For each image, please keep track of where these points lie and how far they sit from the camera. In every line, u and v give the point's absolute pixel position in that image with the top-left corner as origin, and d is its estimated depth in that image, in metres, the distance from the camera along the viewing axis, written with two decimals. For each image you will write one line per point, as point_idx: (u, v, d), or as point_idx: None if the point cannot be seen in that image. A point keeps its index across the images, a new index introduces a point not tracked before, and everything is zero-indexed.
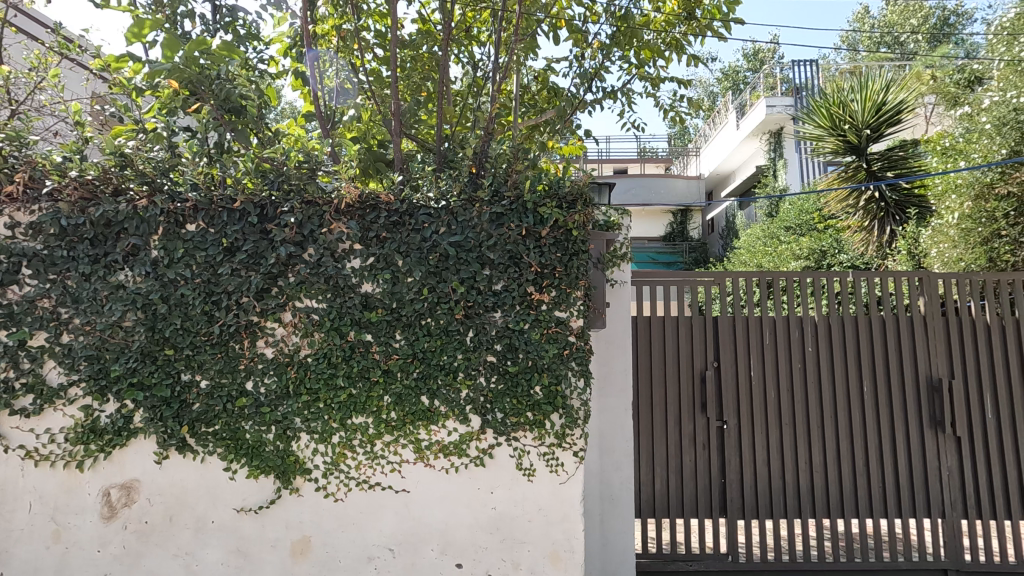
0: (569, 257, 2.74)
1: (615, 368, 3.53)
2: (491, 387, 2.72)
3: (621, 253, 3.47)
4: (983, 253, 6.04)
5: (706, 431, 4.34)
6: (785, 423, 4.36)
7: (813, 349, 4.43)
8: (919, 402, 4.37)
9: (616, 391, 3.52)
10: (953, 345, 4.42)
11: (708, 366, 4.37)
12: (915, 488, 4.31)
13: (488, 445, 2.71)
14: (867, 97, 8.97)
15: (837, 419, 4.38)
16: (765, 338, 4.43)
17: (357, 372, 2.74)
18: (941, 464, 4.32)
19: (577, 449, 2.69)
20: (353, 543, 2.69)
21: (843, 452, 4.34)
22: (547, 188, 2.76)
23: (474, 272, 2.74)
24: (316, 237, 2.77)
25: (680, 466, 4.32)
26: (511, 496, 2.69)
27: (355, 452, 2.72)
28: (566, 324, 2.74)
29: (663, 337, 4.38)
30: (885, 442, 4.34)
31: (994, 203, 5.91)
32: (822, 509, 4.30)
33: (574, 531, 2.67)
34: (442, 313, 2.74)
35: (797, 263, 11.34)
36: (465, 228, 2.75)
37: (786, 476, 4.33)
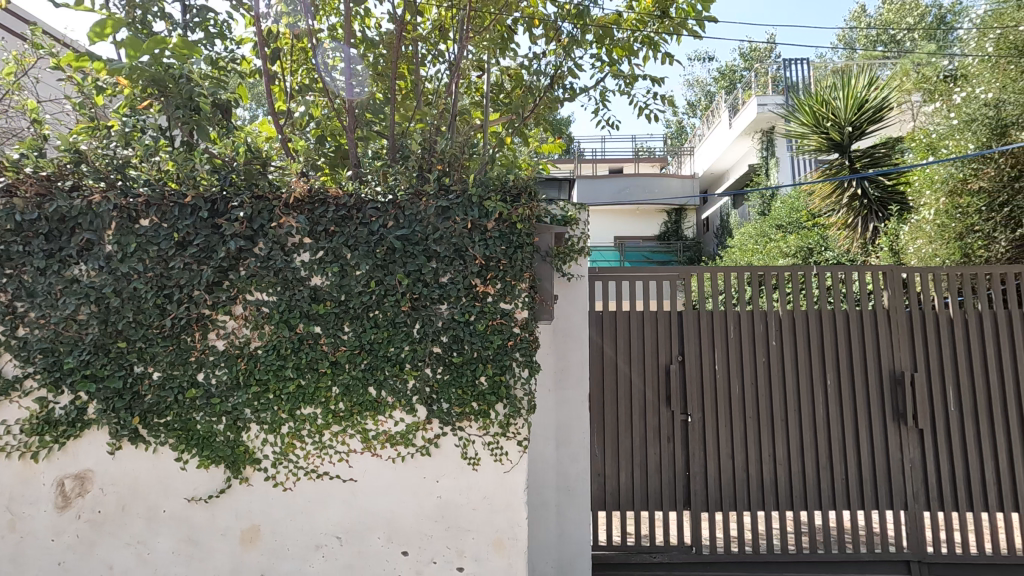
0: (513, 250, 2.79)
1: (572, 361, 3.58)
2: (437, 378, 2.76)
3: (578, 247, 3.53)
4: (957, 249, 6.08)
5: (671, 424, 4.40)
6: (749, 416, 4.41)
7: (777, 343, 4.48)
8: (882, 395, 4.43)
9: (573, 384, 3.55)
10: (916, 339, 4.47)
11: (673, 360, 4.43)
12: (878, 480, 4.36)
13: (434, 434, 2.76)
14: (850, 94, 9.00)
15: (801, 412, 4.43)
16: (730, 332, 4.48)
17: (306, 364, 2.79)
18: (904, 456, 4.37)
19: (521, 438, 2.74)
20: (302, 532, 2.74)
21: (806, 445, 4.39)
22: (492, 182, 2.81)
23: (420, 265, 2.79)
24: (266, 231, 2.82)
25: (645, 459, 4.37)
26: (456, 485, 2.74)
27: (304, 442, 2.77)
28: (510, 316, 2.78)
29: (629, 331, 4.44)
30: (848, 434, 4.39)
31: (967, 198, 5.93)
32: (785, 502, 4.35)
33: (518, 519, 2.72)
34: (389, 306, 2.78)
35: (785, 260, 11.46)
36: (413, 222, 2.80)
37: (751, 469, 4.38)
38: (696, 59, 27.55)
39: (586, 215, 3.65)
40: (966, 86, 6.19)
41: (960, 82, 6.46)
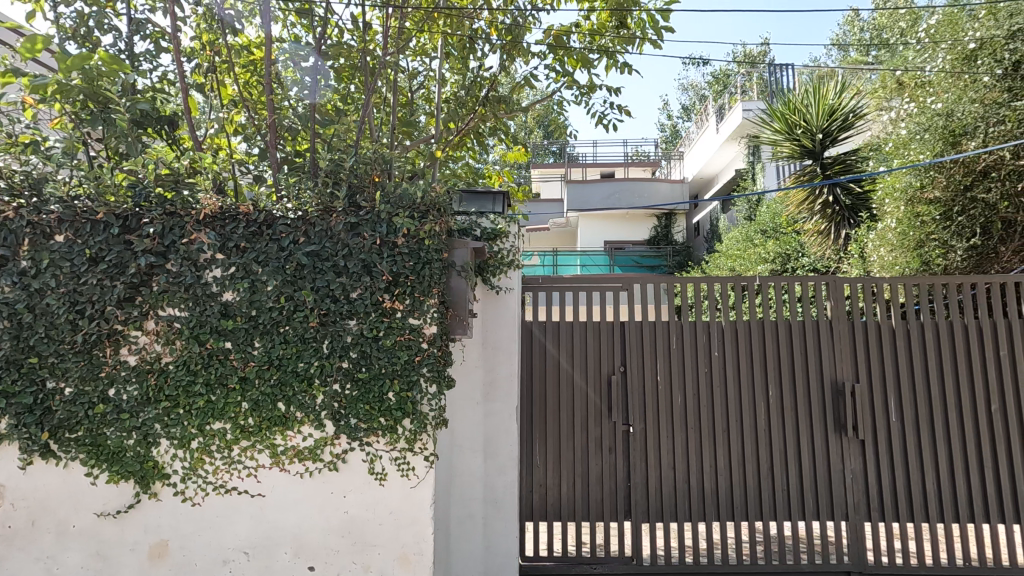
0: (421, 266, 2.81)
1: (501, 373, 3.60)
2: (345, 393, 2.78)
3: (507, 260, 3.65)
4: (916, 258, 6.11)
5: (613, 434, 4.42)
6: (691, 426, 4.42)
7: (720, 354, 4.50)
8: (824, 405, 4.44)
9: (502, 396, 3.57)
10: (858, 348, 4.49)
11: (615, 370, 4.46)
12: (819, 490, 4.36)
13: (342, 450, 2.77)
14: (821, 101, 9.01)
15: (743, 423, 4.44)
16: (673, 343, 4.50)
17: (216, 379, 2.81)
18: (845, 466, 4.38)
19: (428, 453, 2.76)
20: (210, 547, 2.76)
21: (747, 454, 4.40)
22: (400, 198, 2.83)
23: (329, 281, 2.81)
24: (177, 247, 2.84)
25: (587, 470, 4.39)
26: (363, 499, 2.75)
27: (213, 457, 2.79)
28: (419, 331, 2.80)
29: (571, 341, 4.48)
30: (789, 445, 4.40)
31: (924, 207, 5.91)
32: (726, 512, 4.36)
33: (424, 534, 2.73)
34: (299, 322, 2.80)
35: (764, 265, 11.52)
36: (323, 238, 2.83)
37: (691, 479, 4.38)
38: (688, 63, 27.61)
39: (515, 228, 3.77)
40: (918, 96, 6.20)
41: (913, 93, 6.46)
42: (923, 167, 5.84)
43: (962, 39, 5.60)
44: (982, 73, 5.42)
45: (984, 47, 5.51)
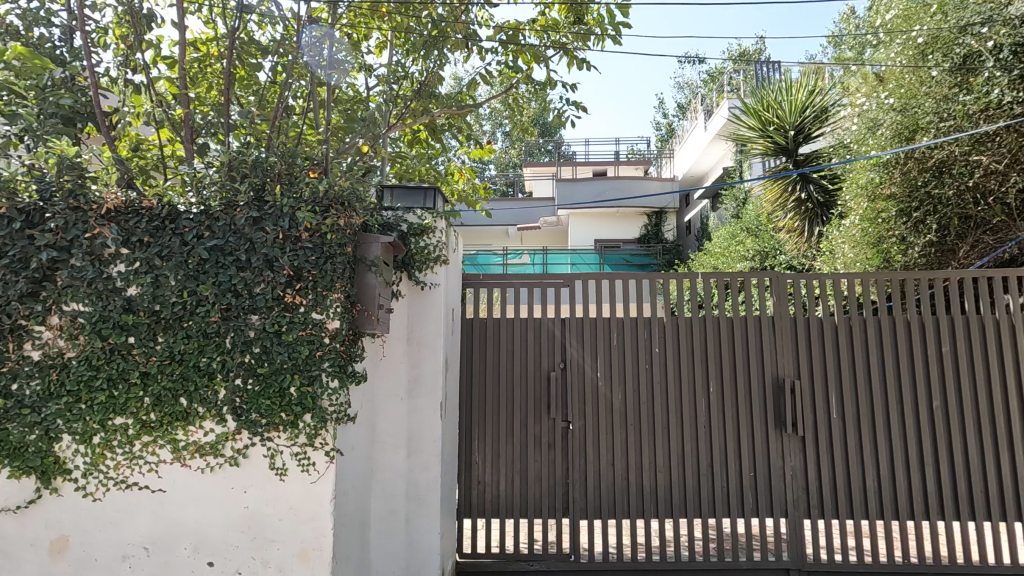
0: (323, 260, 2.79)
1: (425, 369, 3.58)
2: (247, 388, 2.76)
3: (433, 255, 3.62)
4: (876, 254, 6.08)
5: (552, 431, 4.41)
6: (630, 422, 4.40)
7: (661, 350, 4.47)
8: (765, 402, 4.41)
9: (426, 392, 3.55)
10: (800, 345, 4.46)
11: (555, 367, 4.44)
12: (759, 487, 4.34)
13: (243, 445, 2.76)
14: (795, 98, 8.97)
15: (682, 419, 4.41)
16: (614, 339, 4.47)
17: (118, 374, 2.78)
18: (785, 463, 4.36)
19: (328, 448, 2.75)
20: (109, 542, 2.77)
21: (688, 450, 4.38)
22: (304, 193, 2.83)
23: (231, 276, 2.78)
24: (80, 241, 2.82)
25: (525, 467, 4.38)
26: (263, 495, 2.74)
27: (114, 453, 2.78)
28: (321, 326, 2.78)
29: (512, 337, 4.47)
30: (729, 442, 4.38)
31: (883, 203, 5.85)
32: (664, 509, 4.33)
33: (324, 530, 2.71)
34: (201, 316, 2.78)
35: (743, 263, 11.56)
36: (227, 232, 2.81)
37: (630, 476, 4.36)
38: (682, 60, 27.56)
39: (443, 224, 3.75)
40: (870, 93, 6.14)
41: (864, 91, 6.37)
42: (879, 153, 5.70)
43: (911, 33, 5.50)
44: (930, 67, 5.32)
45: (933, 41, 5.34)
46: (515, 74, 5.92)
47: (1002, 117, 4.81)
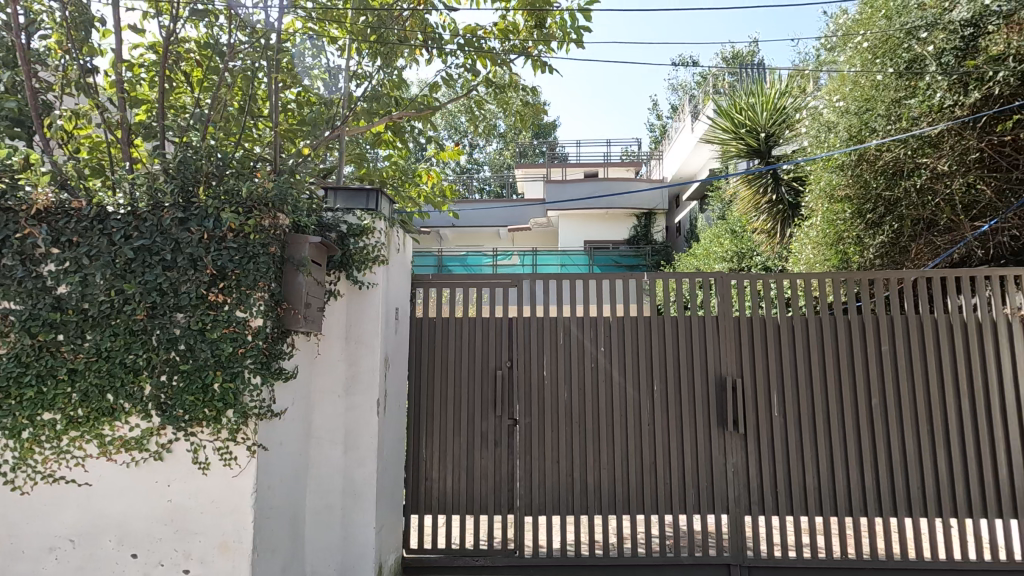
0: (246, 260, 2.87)
1: (363, 366, 3.66)
2: (172, 384, 2.82)
3: (371, 255, 3.69)
4: (835, 255, 6.18)
5: (498, 428, 4.47)
6: (575, 420, 4.46)
7: (606, 349, 4.51)
8: (708, 400, 4.46)
9: (363, 389, 3.63)
10: (743, 344, 4.52)
11: (501, 365, 4.50)
12: (701, 484, 4.40)
13: (167, 440, 2.84)
14: (766, 101, 9.06)
15: (627, 417, 4.46)
16: (559, 338, 4.52)
17: (47, 371, 2.82)
18: (727, 460, 4.43)
19: (250, 443, 2.83)
20: (37, 534, 2.86)
21: (631, 447, 4.43)
22: (229, 195, 2.91)
23: (157, 276, 2.85)
24: (10, 241, 2.87)
25: (471, 464, 4.45)
26: (186, 488, 2.83)
27: (41, 447, 2.84)
28: (243, 324, 2.86)
29: (459, 336, 4.54)
30: (672, 439, 4.43)
31: (838, 204, 5.93)
32: (608, 506, 4.39)
33: (244, 522, 2.78)
34: (127, 314, 2.84)
35: (722, 264, 11.67)
36: (154, 232, 2.87)
37: (575, 473, 4.42)
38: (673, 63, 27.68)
39: (382, 224, 3.83)
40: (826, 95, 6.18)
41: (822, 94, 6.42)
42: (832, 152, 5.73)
43: (859, 37, 5.49)
44: (876, 71, 5.29)
45: (880, 45, 5.28)
46: (474, 77, 6.05)
47: (942, 120, 4.82)
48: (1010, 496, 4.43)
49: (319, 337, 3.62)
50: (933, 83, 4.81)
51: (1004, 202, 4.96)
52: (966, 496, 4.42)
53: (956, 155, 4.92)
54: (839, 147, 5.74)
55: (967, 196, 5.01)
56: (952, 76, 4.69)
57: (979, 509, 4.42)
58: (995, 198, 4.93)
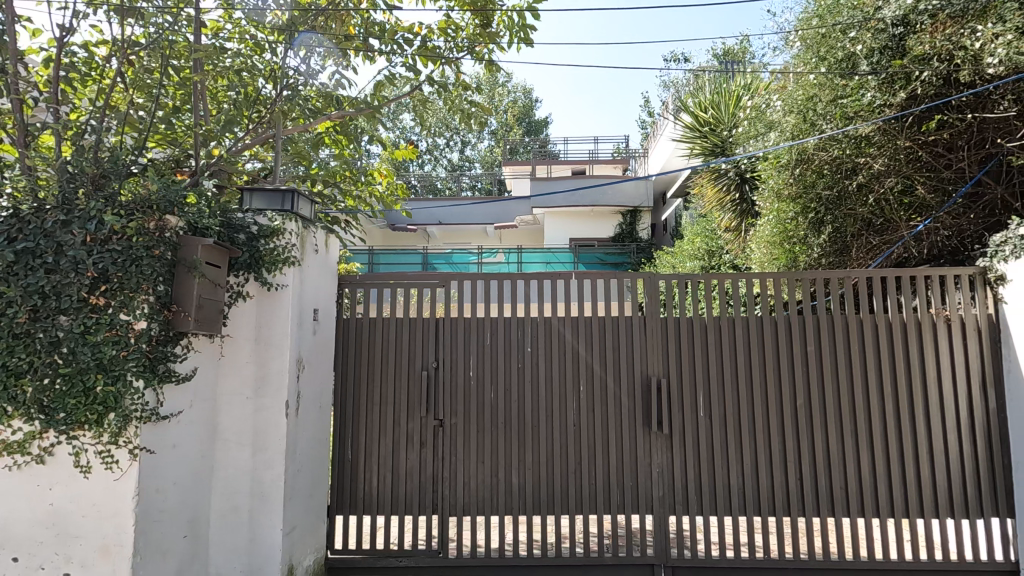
0: (129, 262, 2.84)
1: (271, 369, 3.64)
2: (53, 387, 2.75)
3: (280, 256, 3.67)
4: (783, 254, 6.16)
5: (423, 429, 4.46)
6: (500, 420, 4.43)
7: (532, 350, 4.49)
8: (634, 401, 4.44)
9: (272, 391, 3.62)
10: (669, 345, 4.48)
11: (426, 366, 4.48)
12: (625, 485, 4.37)
13: (49, 443, 2.83)
14: (730, 99, 9.04)
15: (552, 418, 4.44)
16: (485, 338, 4.50)
17: None
18: (652, 461, 4.39)
19: (132, 446, 2.84)
20: None
21: (556, 447, 4.41)
22: (112, 199, 2.89)
23: (41, 280, 2.77)
24: None
25: (396, 464, 4.44)
26: (68, 493, 2.84)
27: None
28: (126, 327, 2.84)
29: (385, 337, 4.53)
30: (597, 439, 4.41)
31: (783, 203, 5.90)
32: (532, 506, 4.36)
33: (126, 526, 2.81)
34: (6, 316, 2.72)
35: (694, 262, 11.67)
36: (36, 234, 2.82)
37: (498, 473, 4.40)
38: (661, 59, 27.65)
39: (293, 224, 3.81)
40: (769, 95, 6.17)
41: (767, 94, 6.42)
42: (770, 147, 5.64)
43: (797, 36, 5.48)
44: (812, 71, 5.28)
45: (817, 42, 5.26)
46: (417, 78, 6.05)
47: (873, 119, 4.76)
48: (943, 498, 4.31)
49: (225, 339, 3.60)
50: (864, 82, 4.79)
51: (937, 202, 4.89)
52: (895, 498, 4.33)
53: (888, 154, 4.87)
54: (780, 143, 5.68)
55: (900, 195, 5.02)
56: (881, 75, 4.66)
57: (908, 510, 4.32)
58: (927, 197, 4.90)
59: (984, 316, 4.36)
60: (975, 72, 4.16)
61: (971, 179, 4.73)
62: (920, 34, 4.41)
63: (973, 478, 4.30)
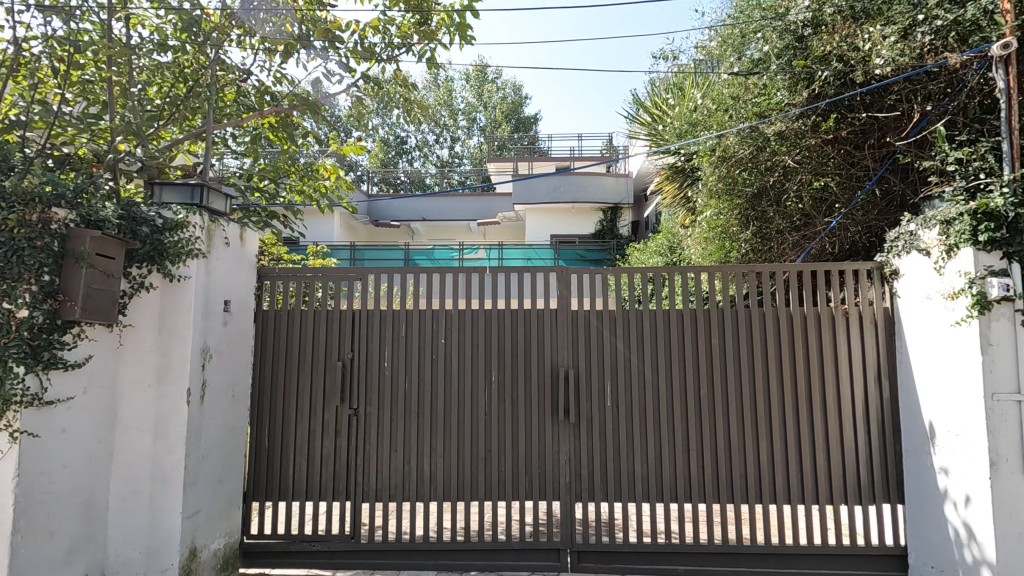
0: (11, 253, 2.94)
1: (174, 357, 3.77)
2: None
3: (184, 249, 3.77)
4: (718, 251, 6.33)
5: (337, 418, 4.58)
6: (412, 409, 4.56)
7: (445, 341, 4.62)
8: (543, 391, 4.58)
9: (174, 378, 3.74)
10: (578, 336, 4.62)
11: (342, 357, 4.61)
12: (532, 472, 4.51)
13: None
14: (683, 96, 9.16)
15: (463, 407, 4.57)
16: (400, 329, 4.63)
17: None
18: (558, 449, 4.53)
19: (12, 429, 2.94)
20: None
21: (465, 435, 4.54)
22: None
23: None
24: None
25: (311, 453, 4.56)
26: None
27: None
28: (7, 314, 2.93)
29: (301, 329, 4.66)
30: (506, 428, 4.54)
31: (714, 201, 6.03)
32: (442, 492, 4.50)
33: (5, 505, 2.92)
34: None
35: (657, 258, 11.80)
36: None
37: (410, 460, 4.53)
38: None
39: (199, 218, 3.90)
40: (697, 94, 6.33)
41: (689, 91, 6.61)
42: (700, 138, 5.73)
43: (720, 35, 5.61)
44: (731, 70, 5.42)
45: (737, 42, 5.39)
46: (352, 75, 6.14)
47: (784, 117, 4.89)
48: (838, 485, 4.46)
49: (127, 329, 3.73)
50: (773, 81, 4.95)
51: (847, 198, 5.02)
52: (792, 484, 4.48)
53: (800, 151, 5.02)
54: (709, 136, 5.78)
55: (813, 191, 5.16)
56: (788, 75, 4.79)
57: (805, 497, 4.47)
58: (837, 194, 5.04)
59: (880, 310, 4.50)
60: (867, 72, 4.32)
61: (875, 175, 4.79)
62: (821, 35, 4.56)
63: (867, 466, 4.45)
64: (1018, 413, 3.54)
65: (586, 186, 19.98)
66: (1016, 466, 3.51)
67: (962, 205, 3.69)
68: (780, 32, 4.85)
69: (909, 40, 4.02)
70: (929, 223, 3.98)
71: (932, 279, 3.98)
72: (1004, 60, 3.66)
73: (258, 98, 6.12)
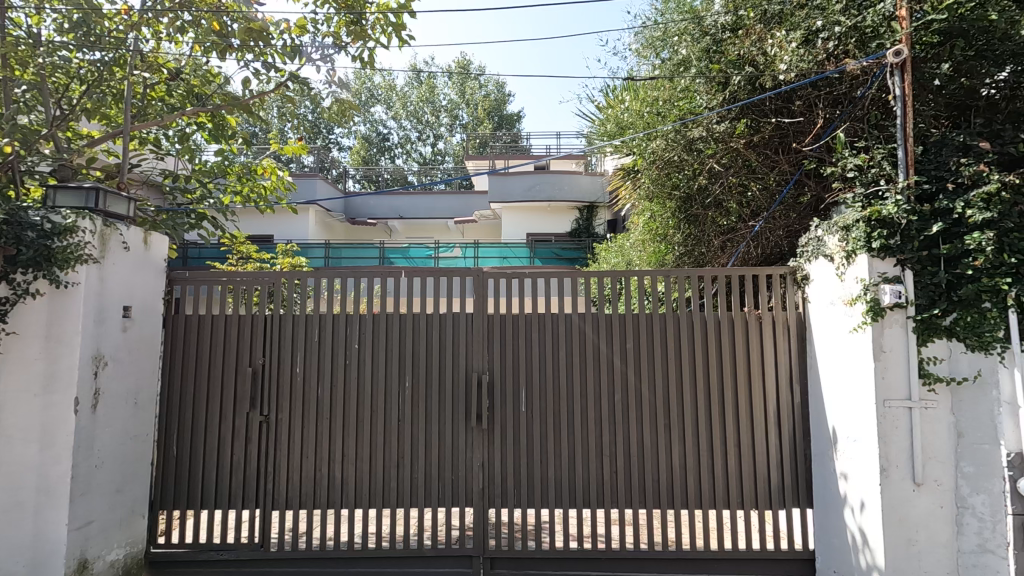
0: None
1: (62, 365, 3.67)
2: None
3: (71, 253, 3.65)
4: (655, 253, 6.33)
5: (247, 425, 4.51)
6: (323, 415, 4.50)
7: (358, 346, 4.57)
8: (456, 396, 4.53)
9: (62, 387, 3.64)
10: (492, 341, 4.58)
11: (252, 363, 4.54)
12: (444, 478, 4.47)
13: None
14: None
15: (375, 413, 4.52)
16: (312, 335, 4.57)
17: None
18: (470, 454, 4.48)
19: None
20: None
21: (376, 440, 4.49)
22: None
23: None
24: None
25: (220, 460, 4.49)
26: None
27: None
28: None
29: (212, 334, 4.59)
30: (417, 434, 4.50)
31: (650, 204, 6.04)
32: (352, 499, 4.45)
33: None
34: None
35: None
36: None
37: (319, 467, 4.48)
38: None
39: (88, 222, 3.78)
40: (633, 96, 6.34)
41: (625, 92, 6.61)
42: (630, 139, 5.73)
43: (647, 37, 5.63)
44: (657, 72, 5.44)
45: (662, 44, 5.41)
46: (282, 75, 6.10)
47: (703, 121, 4.93)
48: (750, 490, 4.45)
49: (10, 337, 3.65)
50: (693, 84, 4.97)
51: (768, 202, 5.02)
52: (705, 490, 4.47)
53: (723, 155, 5.02)
54: (639, 137, 5.78)
55: (737, 195, 5.15)
56: (705, 79, 4.81)
57: (716, 502, 4.46)
58: (758, 198, 5.04)
59: (793, 315, 4.51)
60: (774, 79, 4.39)
61: (791, 179, 4.79)
62: (735, 40, 4.60)
63: (777, 472, 4.46)
64: (908, 420, 3.55)
65: (560, 183, 19.82)
66: (905, 472, 3.51)
67: (857, 212, 3.68)
68: (698, 35, 4.89)
69: (811, 47, 4.14)
70: (832, 229, 3.97)
71: (835, 285, 3.97)
72: (901, 65, 3.66)
73: (186, 96, 6.03)
